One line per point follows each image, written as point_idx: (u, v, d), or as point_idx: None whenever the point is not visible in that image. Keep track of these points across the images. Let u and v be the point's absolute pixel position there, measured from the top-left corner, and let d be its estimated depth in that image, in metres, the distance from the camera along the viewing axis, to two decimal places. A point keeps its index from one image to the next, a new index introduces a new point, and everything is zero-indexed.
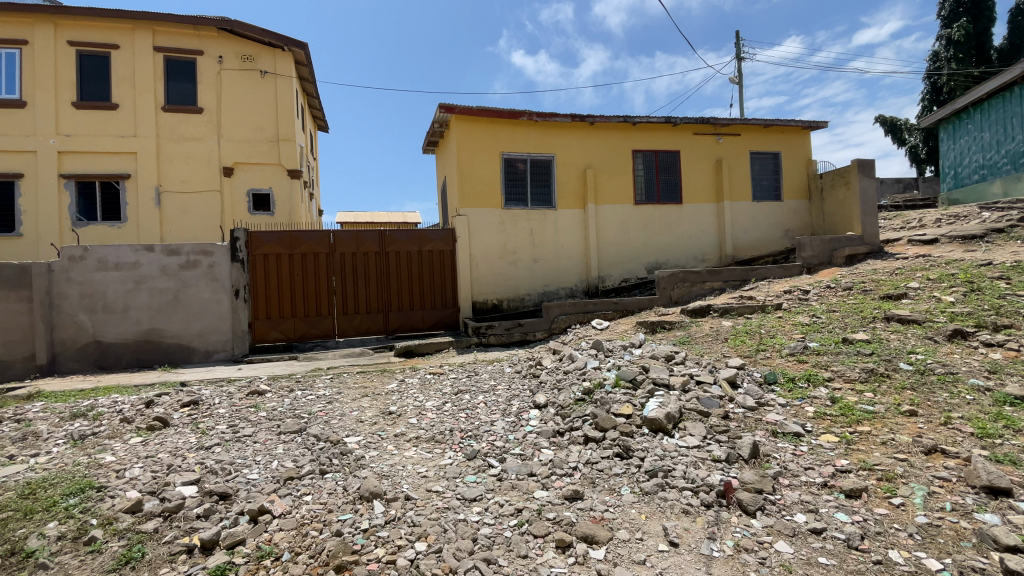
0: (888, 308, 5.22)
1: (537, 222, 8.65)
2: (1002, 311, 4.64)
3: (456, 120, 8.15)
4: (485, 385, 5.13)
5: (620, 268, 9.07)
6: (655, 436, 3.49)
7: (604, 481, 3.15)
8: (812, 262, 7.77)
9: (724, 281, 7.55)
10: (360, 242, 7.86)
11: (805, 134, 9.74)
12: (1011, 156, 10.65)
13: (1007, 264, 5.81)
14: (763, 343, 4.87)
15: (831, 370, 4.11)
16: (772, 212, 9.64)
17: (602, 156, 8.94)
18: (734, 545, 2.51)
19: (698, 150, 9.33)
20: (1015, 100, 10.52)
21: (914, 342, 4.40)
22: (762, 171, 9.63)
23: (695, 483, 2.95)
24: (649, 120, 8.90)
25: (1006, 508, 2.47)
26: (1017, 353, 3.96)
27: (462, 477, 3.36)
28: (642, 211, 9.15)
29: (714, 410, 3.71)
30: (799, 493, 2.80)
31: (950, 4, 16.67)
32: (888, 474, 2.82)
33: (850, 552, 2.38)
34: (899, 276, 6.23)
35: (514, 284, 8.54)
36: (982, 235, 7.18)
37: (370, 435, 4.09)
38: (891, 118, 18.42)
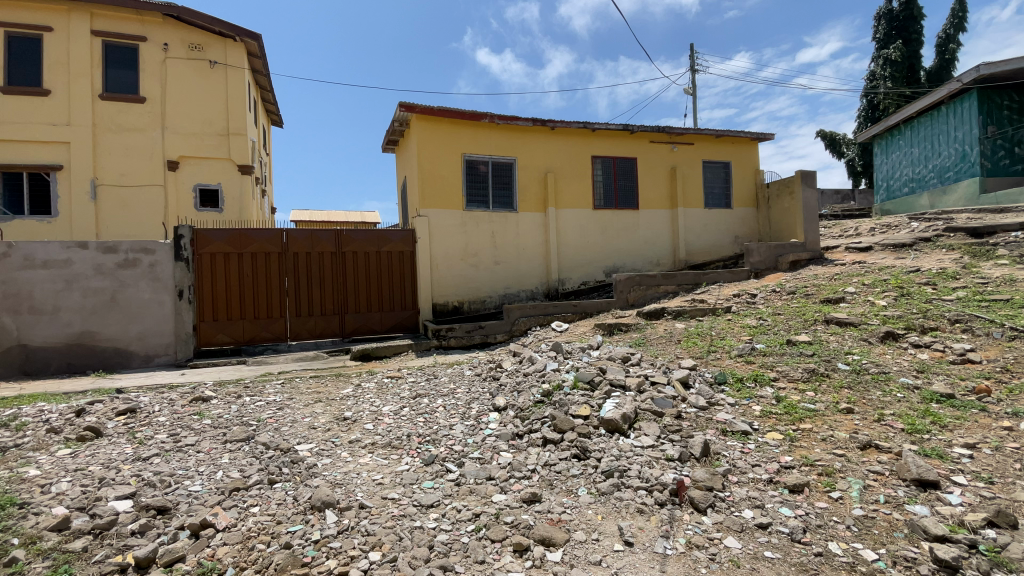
0: (827, 311, 5.53)
1: (498, 224, 8.65)
2: (928, 314, 5.00)
3: (416, 119, 8.04)
4: (444, 389, 5.06)
5: (579, 272, 9.19)
6: (611, 436, 3.55)
7: (562, 483, 3.17)
8: (759, 267, 8.11)
9: (677, 285, 7.78)
10: (315, 243, 7.63)
11: (752, 146, 10.20)
12: (937, 170, 11.53)
13: (932, 272, 6.26)
14: (713, 345, 5.06)
15: (775, 371, 4.31)
16: (722, 219, 10.03)
17: (562, 160, 9.05)
18: (686, 542, 2.58)
19: (654, 158, 9.59)
20: (940, 118, 11.39)
21: (850, 343, 4.68)
22: (713, 180, 10.01)
23: (649, 482, 3.01)
24: (608, 127, 9.08)
25: (934, 500, 2.65)
26: (941, 353, 4.28)
27: (419, 483, 3.30)
28: (601, 215, 9.31)
29: (667, 409, 3.80)
30: (747, 489, 2.90)
31: (884, 27, 17.88)
32: (827, 469, 2.97)
33: (793, 546, 2.49)
34: (838, 282, 6.61)
35: (475, 286, 8.49)
36: (911, 244, 7.71)
37: (323, 442, 3.96)
38: (831, 133, 19.55)
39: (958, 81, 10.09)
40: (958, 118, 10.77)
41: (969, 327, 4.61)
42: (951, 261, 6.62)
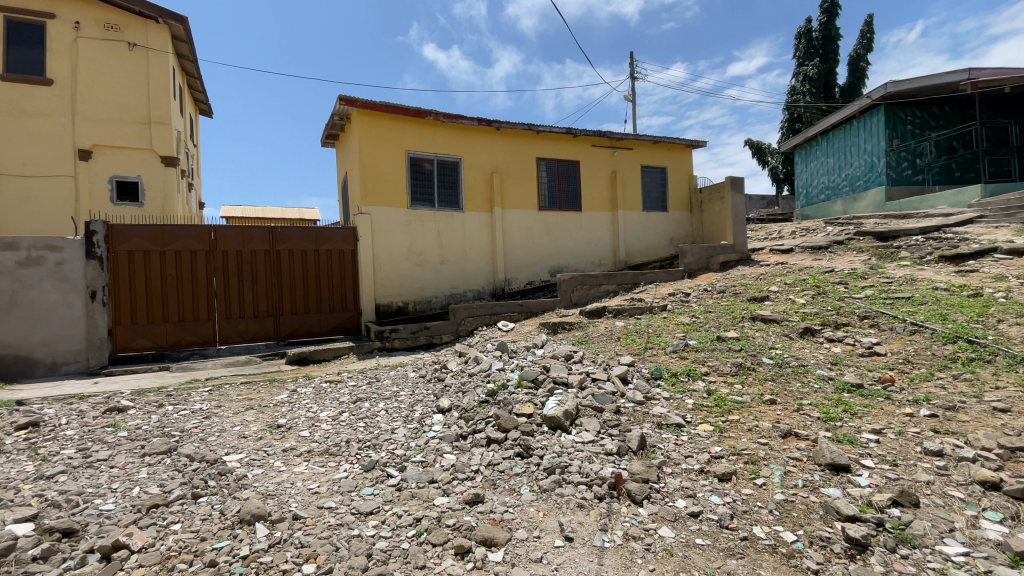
0: (753, 309, 5.90)
1: (443, 223, 8.54)
2: (840, 311, 5.44)
3: (358, 113, 7.80)
4: (386, 392, 4.94)
5: (525, 272, 9.26)
6: (553, 433, 3.60)
7: (505, 482, 3.19)
8: (693, 268, 8.52)
9: (618, 284, 8.02)
10: (247, 240, 7.23)
11: (687, 152, 10.69)
12: (849, 179, 12.61)
13: (844, 272, 6.82)
14: (650, 341, 5.26)
15: (707, 365, 4.54)
16: (660, 222, 10.46)
17: (507, 161, 9.09)
18: (623, 534, 2.65)
19: (596, 161, 9.84)
20: (852, 131, 12.44)
21: (774, 338, 5.02)
22: (651, 184, 10.41)
23: (589, 477, 3.08)
24: (552, 130, 9.21)
25: (846, 482, 2.86)
26: (852, 347, 4.68)
27: (358, 490, 3.20)
28: (545, 216, 9.44)
29: (607, 405, 3.90)
30: (680, 480, 3.03)
31: (804, 45, 19.30)
32: (752, 457, 3.16)
33: (721, 531, 2.62)
34: (762, 281, 7.07)
35: (420, 286, 8.34)
36: (827, 247, 8.37)
37: (255, 451, 3.75)
38: (757, 142, 20.87)
39: (868, 97, 11.01)
40: (867, 132, 11.81)
41: (875, 322, 5.06)
42: (860, 263, 7.24)
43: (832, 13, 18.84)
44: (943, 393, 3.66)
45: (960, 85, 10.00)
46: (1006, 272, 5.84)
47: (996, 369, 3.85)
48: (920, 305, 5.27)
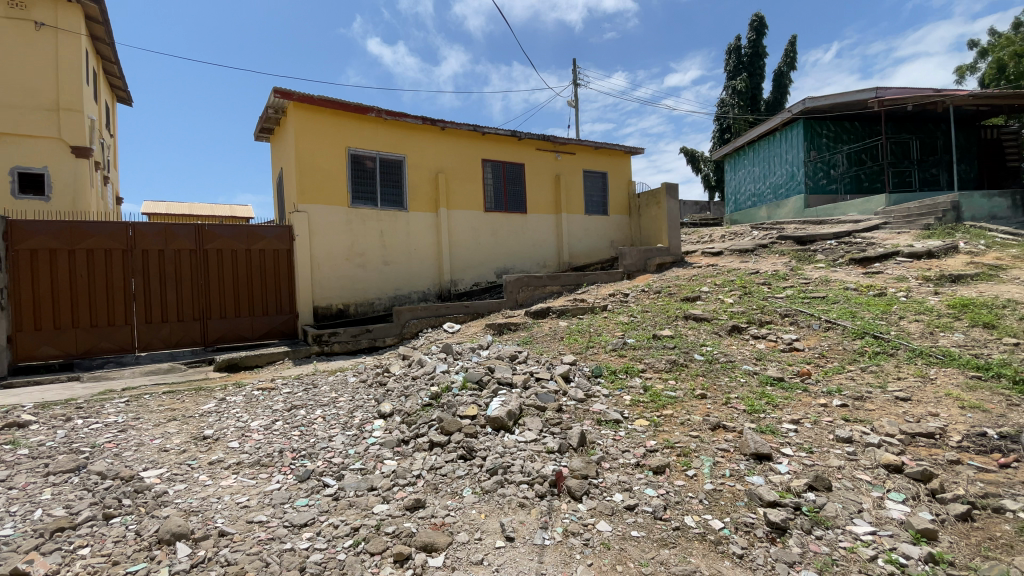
0: (686, 308, 6.21)
1: (386, 223, 8.33)
2: (764, 310, 5.83)
3: (294, 107, 7.49)
4: (324, 398, 4.76)
5: (471, 273, 9.22)
6: (497, 434, 3.61)
7: (447, 486, 3.16)
8: (632, 269, 8.84)
9: (562, 285, 8.17)
10: (170, 239, 6.77)
11: (626, 158, 11.08)
12: (773, 187, 13.56)
13: (767, 273, 7.32)
14: (591, 340, 5.40)
15: (643, 363, 4.73)
16: (601, 225, 10.76)
17: (452, 161, 9.02)
18: (563, 530, 2.70)
19: (540, 164, 9.98)
20: (775, 142, 13.38)
21: (705, 336, 5.29)
22: (593, 188, 10.70)
23: (531, 476, 3.11)
24: (497, 132, 9.25)
25: (768, 469, 3.04)
26: (774, 343, 5.02)
27: (291, 502, 3.07)
28: (490, 217, 9.44)
29: (550, 403, 3.97)
30: (618, 474, 3.13)
31: (733, 60, 20.53)
32: (685, 450, 3.31)
33: (655, 523, 2.71)
34: (695, 282, 7.45)
35: (362, 287, 8.06)
36: (753, 250, 8.94)
37: (177, 465, 3.50)
38: (691, 150, 21.96)
39: (789, 111, 11.83)
40: (789, 143, 12.73)
41: (794, 319, 5.45)
42: (781, 265, 7.79)
43: (758, 32, 20.16)
44: (853, 385, 4.00)
45: (867, 102, 10.95)
46: (905, 274, 6.47)
47: (897, 362, 4.27)
48: (833, 304, 5.74)
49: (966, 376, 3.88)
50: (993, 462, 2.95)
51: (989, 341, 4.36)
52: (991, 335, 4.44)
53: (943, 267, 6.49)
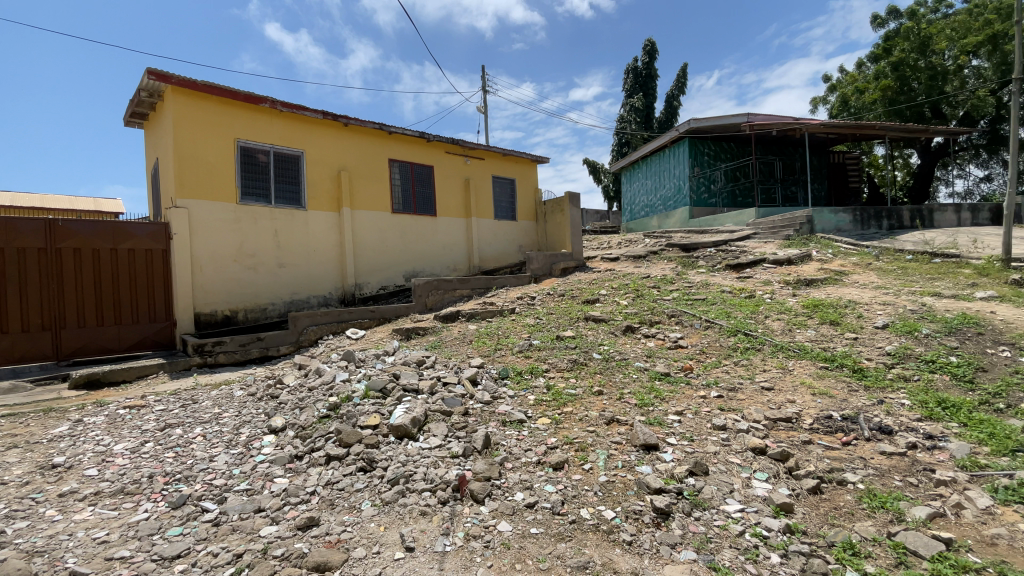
0: (587, 310, 6.53)
1: (282, 222, 7.79)
2: (654, 311, 6.30)
3: (173, 91, 6.76)
4: (205, 415, 4.33)
5: (377, 276, 8.90)
6: (400, 442, 3.52)
7: (344, 501, 3.03)
8: (539, 273, 9.10)
9: (471, 289, 8.19)
10: (12, 236, 5.85)
11: (533, 166, 11.39)
12: (663, 199, 14.76)
13: (658, 277, 7.93)
14: (499, 343, 5.48)
15: (547, 363, 4.89)
16: (510, 230, 10.94)
17: (356, 159, 8.69)
18: (465, 535, 2.69)
19: (449, 167, 9.94)
20: (664, 158, 14.58)
21: (602, 336, 5.60)
22: (501, 194, 10.87)
23: (433, 483, 3.07)
24: (405, 132, 9.07)
25: (655, 458, 3.28)
26: (663, 341, 5.45)
27: (162, 532, 2.76)
28: (397, 219, 9.20)
29: (456, 408, 3.96)
30: (519, 474, 3.19)
31: (631, 79, 22.00)
32: (582, 445, 3.47)
33: (554, 518, 2.80)
34: (594, 285, 7.86)
35: (253, 292, 7.46)
36: (646, 256, 9.64)
37: (16, 501, 2.99)
38: (593, 162, 23.17)
39: (675, 130, 12.87)
40: (676, 159, 13.93)
41: (680, 319, 5.96)
42: (670, 270, 8.49)
43: (652, 56, 21.84)
44: (727, 377, 4.47)
45: (741, 126, 12.30)
46: (770, 278, 7.37)
47: (763, 356, 4.84)
48: (712, 305, 6.36)
49: (816, 366, 4.50)
50: (837, 440, 3.43)
51: (834, 335, 5.09)
52: (835, 330, 5.18)
53: (799, 272, 7.47)
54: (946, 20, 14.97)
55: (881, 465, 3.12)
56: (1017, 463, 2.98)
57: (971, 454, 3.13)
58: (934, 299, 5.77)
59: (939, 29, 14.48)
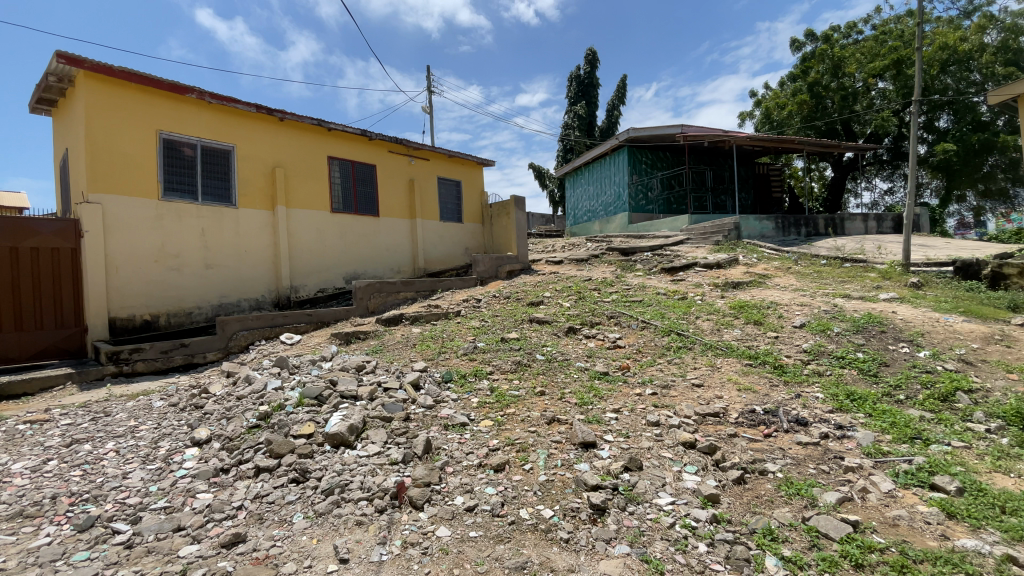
0: (531, 312, 6.60)
1: (211, 221, 7.34)
2: (595, 312, 6.47)
3: (84, 76, 6.20)
4: (119, 428, 3.98)
5: (315, 278, 8.56)
6: (336, 451, 3.40)
7: (274, 514, 2.89)
8: (484, 276, 9.09)
9: (415, 291, 8.05)
10: None
11: (479, 168, 11.39)
12: (604, 205, 15.22)
13: (599, 280, 8.15)
14: (443, 346, 5.42)
15: (491, 365, 4.89)
16: (455, 231, 10.87)
17: (293, 156, 8.33)
18: (402, 543, 2.63)
19: (392, 167, 9.74)
20: (605, 165, 15.04)
21: (545, 337, 5.68)
22: (447, 195, 10.78)
23: (370, 491, 2.99)
24: (345, 130, 8.80)
25: (593, 456, 3.36)
26: (602, 341, 5.61)
27: (65, 558, 2.51)
28: (338, 219, 8.90)
29: (396, 413, 3.87)
30: (460, 478, 3.16)
31: (574, 87, 22.51)
32: (523, 446, 3.49)
33: (493, 520, 2.80)
34: (539, 288, 7.96)
35: (176, 294, 6.96)
36: (588, 259, 9.88)
37: None
38: (538, 167, 23.50)
39: (616, 138, 13.29)
40: (616, 167, 14.40)
41: (619, 320, 6.15)
42: (610, 273, 8.75)
43: (593, 65, 22.47)
44: (662, 375, 4.65)
45: (675, 137, 12.89)
46: (701, 281, 7.76)
47: (693, 354, 5.09)
48: (648, 306, 6.62)
49: (741, 363, 4.78)
50: (759, 432, 3.65)
51: (757, 334, 5.43)
52: (759, 330, 5.54)
53: (727, 275, 7.93)
54: (856, 45, 16.37)
55: (798, 454, 3.36)
56: (913, 449, 3.30)
57: (876, 441, 3.44)
58: (844, 301, 6.30)
59: (850, 53, 15.83)
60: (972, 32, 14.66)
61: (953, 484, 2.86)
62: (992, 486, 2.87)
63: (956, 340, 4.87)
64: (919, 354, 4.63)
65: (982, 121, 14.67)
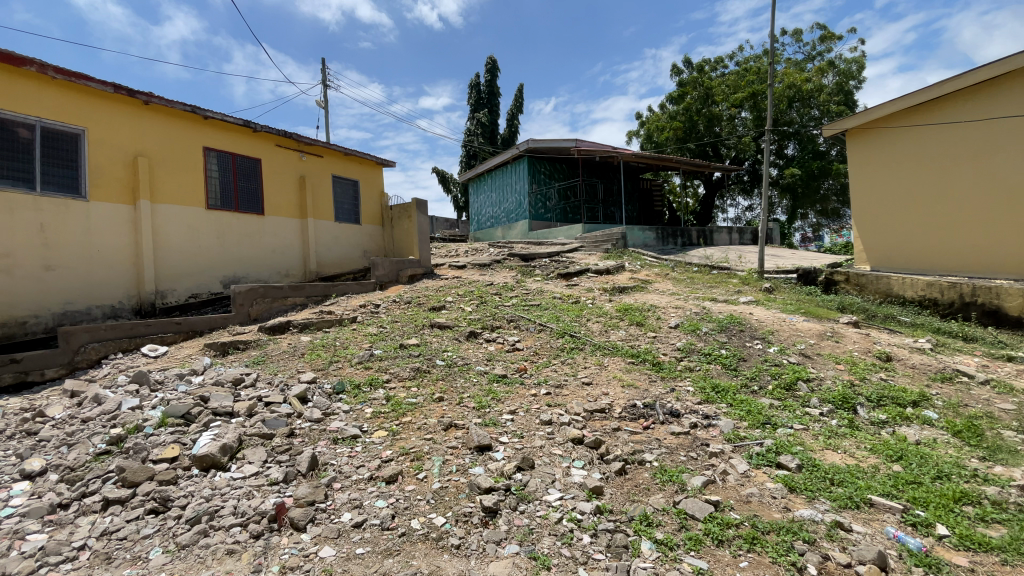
0: (432, 317, 6.51)
1: (54, 215, 6.29)
2: (495, 316, 6.57)
3: None
4: None
5: (186, 282, 7.69)
6: (205, 475, 3.08)
7: (126, 552, 2.53)
8: (383, 280, 8.81)
9: (305, 297, 7.58)
10: None
11: (378, 168, 11.05)
12: (506, 211, 15.53)
13: (500, 285, 8.28)
14: (335, 355, 5.15)
15: (388, 373, 4.74)
16: (352, 233, 10.40)
17: (161, 145, 7.44)
18: (280, 568, 2.44)
19: (280, 163, 9.08)
20: (507, 173, 15.37)
21: (446, 342, 5.64)
22: (342, 195, 10.29)
23: (245, 517, 2.74)
24: (226, 119, 8.05)
25: (487, 459, 3.39)
26: (502, 344, 5.70)
27: None
28: (215, 217, 8.10)
29: (279, 430, 3.60)
30: (348, 493, 3.02)
31: (476, 94, 22.75)
32: (418, 454, 3.43)
33: (383, 534, 2.71)
34: (440, 293, 7.89)
35: (5, 301, 5.86)
36: (490, 264, 10.01)
37: None
38: (442, 171, 23.39)
39: (516, 147, 13.67)
40: (517, 175, 14.80)
41: (517, 324, 6.30)
42: (511, 278, 8.95)
43: (494, 74, 22.89)
44: (555, 375, 4.85)
45: (570, 150, 13.54)
46: (593, 286, 8.23)
47: (585, 354, 5.38)
48: (545, 310, 6.87)
49: (626, 362, 5.15)
50: (640, 425, 3.95)
51: (640, 335, 5.88)
52: (641, 330, 6.00)
53: (615, 281, 8.50)
54: (723, 76, 18.42)
55: (671, 443, 3.69)
56: (765, 432, 3.78)
57: (735, 428, 3.89)
58: (711, 304, 7.06)
59: (719, 84, 17.77)
60: (813, 74, 17.25)
61: (794, 462, 3.32)
62: (823, 462, 3.39)
63: (797, 337, 5.69)
64: (770, 350, 5.33)
65: (819, 151, 17.33)
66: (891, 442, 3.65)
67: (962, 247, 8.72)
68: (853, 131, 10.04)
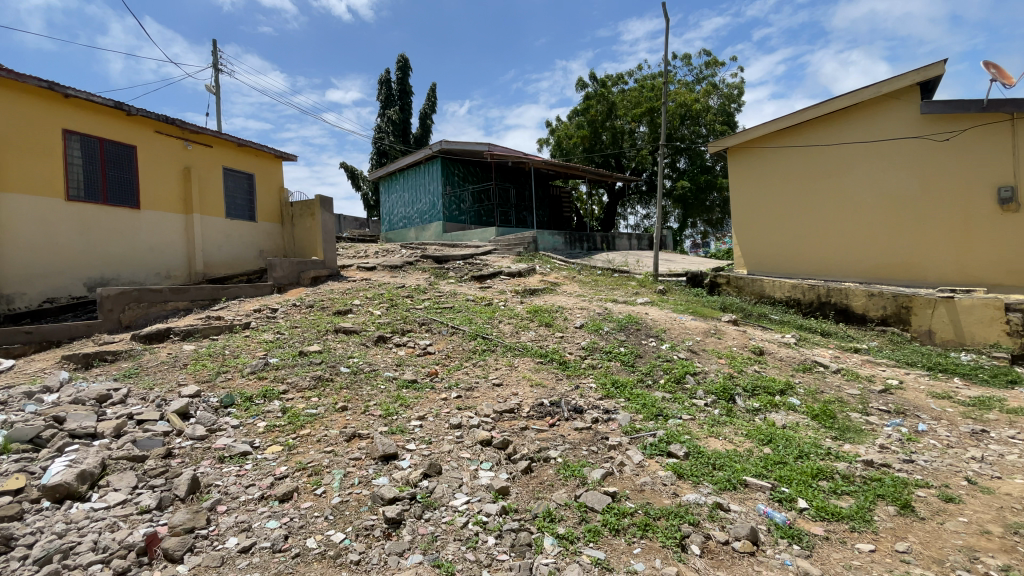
0: (337, 322, 6.21)
1: None
2: (406, 319, 6.42)
3: None
4: None
5: (38, 285, 6.64)
6: (57, 507, 2.67)
7: None
8: (282, 282, 8.24)
9: (190, 301, 6.89)
10: None
11: (276, 163, 10.31)
12: (418, 212, 15.27)
13: (411, 287, 8.11)
14: (224, 365, 4.72)
15: (285, 383, 4.44)
16: (246, 231, 9.60)
17: (4, 125, 6.35)
18: None
19: (160, 152, 8.15)
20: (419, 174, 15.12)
21: (352, 348, 5.41)
22: (235, 190, 9.47)
23: (107, 552, 2.42)
24: (92, 99, 7.07)
25: (392, 468, 3.30)
26: (412, 348, 5.59)
27: None
28: (78, 210, 7.07)
29: (153, 451, 3.23)
30: (235, 516, 2.78)
31: (385, 91, 22.15)
32: (316, 469, 3.24)
33: (274, 556, 2.53)
34: (347, 295, 7.56)
35: None
36: (402, 266, 9.77)
37: None
38: (351, 168, 22.44)
39: (428, 148, 13.47)
40: (430, 176, 14.60)
41: (429, 327, 6.21)
42: (423, 280, 8.80)
43: (405, 72, 22.41)
44: (466, 378, 4.84)
45: (483, 154, 13.61)
46: (504, 288, 8.36)
47: (495, 355, 5.43)
48: (457, 312, 6.85)
49: (535, 362, 5.28)
50: (546, 423, 4.07)
51: (548, 335, 6.07)
52: (549, 331, 6.20)
53: (526, 283, 8.71)
54: (624, 91, 19.60)
55: (574, 439, 3.84)
56: (657, 424, 4.07)
57: (632, 421, 4.14)
58: (612, 304, 7.49)
59: (620, 99, 18.86)
60: (701, 95, 18.94)
61: (682, 450, 3.61)
62: (707, 448, 3.72)
63: (686, 334, 6.21)
64: (662, 347, 5.75)
65: (707, 165, 19.10)
66: (763, 427, 4.11)
67: (823, 254, 10.05)
68: (734, 149, 11.07)
